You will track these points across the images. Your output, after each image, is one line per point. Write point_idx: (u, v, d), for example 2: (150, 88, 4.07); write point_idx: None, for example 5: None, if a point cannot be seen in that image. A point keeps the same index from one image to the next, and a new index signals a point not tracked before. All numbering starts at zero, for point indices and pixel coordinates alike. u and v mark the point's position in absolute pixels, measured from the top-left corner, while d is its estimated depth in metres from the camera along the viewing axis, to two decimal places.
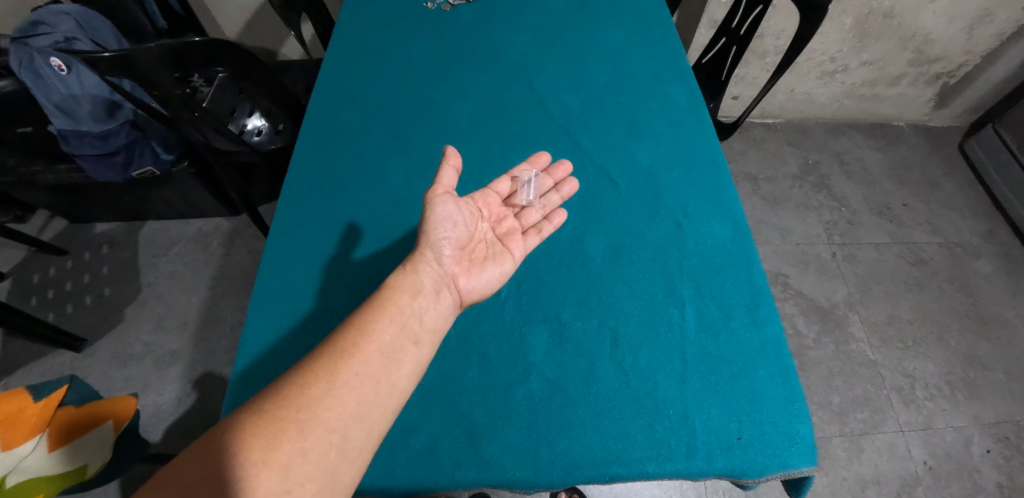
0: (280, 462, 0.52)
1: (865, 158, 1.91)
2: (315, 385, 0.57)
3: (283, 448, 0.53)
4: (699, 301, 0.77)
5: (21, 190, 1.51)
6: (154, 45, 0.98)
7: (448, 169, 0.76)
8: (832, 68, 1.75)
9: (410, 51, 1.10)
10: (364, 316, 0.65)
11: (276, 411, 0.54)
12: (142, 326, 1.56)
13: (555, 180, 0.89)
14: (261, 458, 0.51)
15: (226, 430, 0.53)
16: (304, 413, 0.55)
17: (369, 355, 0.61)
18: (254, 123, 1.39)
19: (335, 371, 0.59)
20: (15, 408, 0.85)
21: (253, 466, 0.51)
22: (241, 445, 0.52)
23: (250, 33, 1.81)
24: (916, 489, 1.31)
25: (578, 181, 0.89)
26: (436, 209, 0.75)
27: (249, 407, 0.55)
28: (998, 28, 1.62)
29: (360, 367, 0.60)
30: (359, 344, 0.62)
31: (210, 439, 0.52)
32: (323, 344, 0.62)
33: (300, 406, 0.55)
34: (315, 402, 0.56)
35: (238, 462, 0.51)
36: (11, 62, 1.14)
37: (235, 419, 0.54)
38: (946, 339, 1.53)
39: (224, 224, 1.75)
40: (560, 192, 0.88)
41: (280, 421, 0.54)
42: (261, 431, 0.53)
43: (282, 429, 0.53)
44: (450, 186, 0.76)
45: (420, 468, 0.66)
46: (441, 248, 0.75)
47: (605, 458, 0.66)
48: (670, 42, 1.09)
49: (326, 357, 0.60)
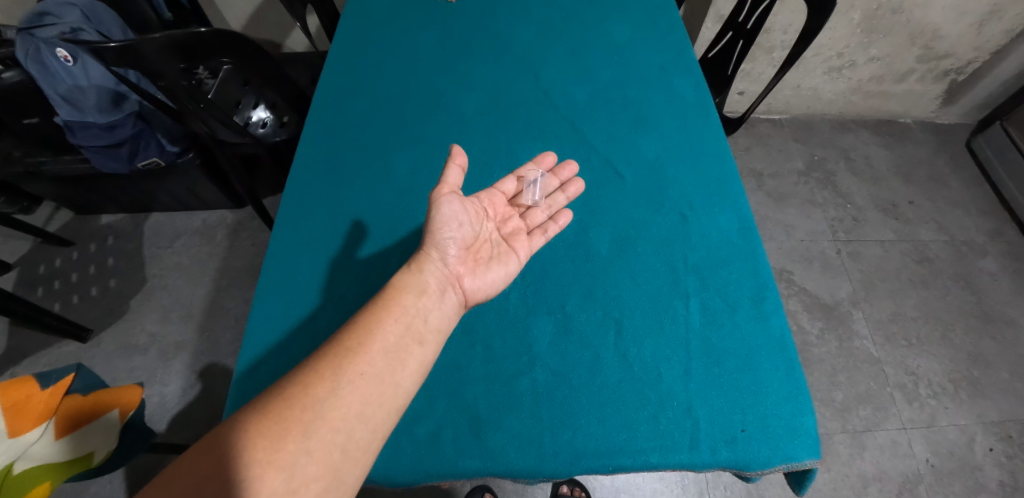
0: (283, 463, 0.52)
1: (871, 154, 1.90)
2: (319, 385, 0.57)
3: (288, 448, 0.53)
4: (704, 294, 0.77)
5: (28, 181, 1.52)
6: (160, 35, 0.97)
7: (454, 168, 0.75)
8: (839, 64, 1.74)
9: (416, 43, 1.10)
10: (368, 315, 0.65)
11: (281, 411, 0.55)
12: (147, 317, 1.57)
13: (561, 180, 0.88)
14: (265, 458, 0.52)
15: (232, 429, 0.53)
16: (309, 413, 0.55)
17: (373, 355, 0.61)
18: (259, 115, 1.41)
19: (340, 370, 0.59)
20: (21, 395, 0.86)
21: (258, 466, 0.51)
22: (246, 445, 0.52)
23: (255, 25, 1.81)
24: (919, 487, 1.31)
25: (583, 181, 0.89)
26: (441, 208, 0.74)
27: (255, 406, 0.55)
28: (1008, 25, 1.61)
29: (365, 367, 0.60)
30: (363, 345, 0.62)
31: (216, 437, 0.53)
32: (328, 343, 0.62)
33: (304, 406, 0.55)
34: (320, 402, 0.56)
35: (243, 461, 0.51)
36: (17, 52, 1.14)
37: (241, 419, 0.54)
38: (950, 338, 1.52)
39: (229, 216, 1.75)
40: (566, 192, 0.87)
41: (285, 421, 0.54)
42: (267, 431, 0.53)
43: (286, 430, 0.54)
44: (456, 185, 0.76)
45: (424, 456, 0.66)
46: (446, 248, 0.75)
47: (607, 449, 0.66)
48: (677, 35, 1.08)
49: (332, 356, 0.60)
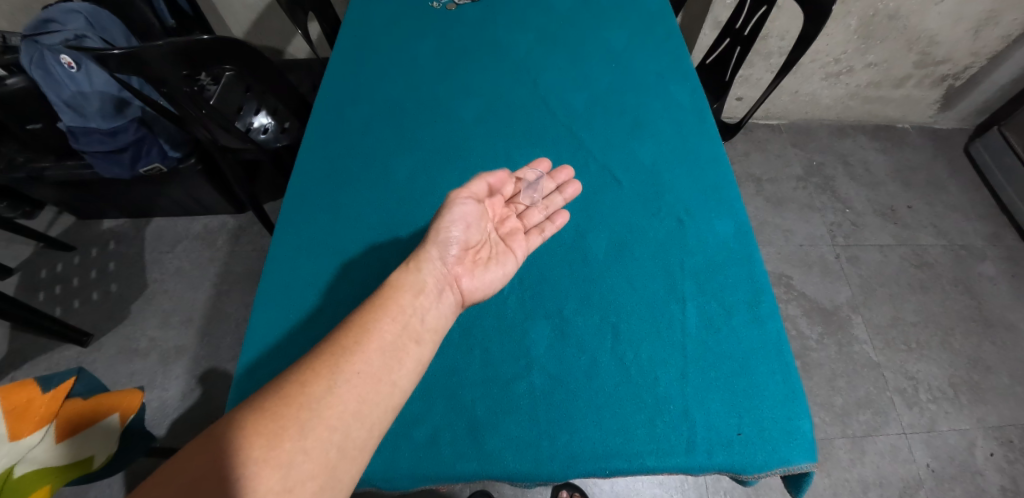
0: (280, 461, 0.52)
1: (869, 159, 1.91)
2: (317, 383, 0.58)
3: (284, 446, 0.53)
4: (700, 298, 0.77)
5: (30, 186, 1.53)
6: (162, 42, 0.99)
7: (480, 181, 0.80)
8: (837, 69, 1.75)
9: (416, 50, 1.11)
10: (366, 314, 0.65)
11: (278, 409, 0.55)
12: (147, 322, 1.58)
13: (558, 183, 0.89)
14: (261, 456, 0.52)
15: (227, 427, 0.53)
16: (305, 411, 0.56)
17: (370, 354, 0.62)
18: (260, 121, 1.42)
19: (336, 369, 0.59)
20: (25, 398, 0.88)
21: (255, 464, 0.52)
22: (243, 443, 0.53)
23: (258, 32, 1.83)
24: (919, 491, 1.31)
25: (580, 183, 0.90)
26: (453, 209, 0.77)
27: (252, 403, 0.55)
28: (1005, 31, 1.62)
29: (362, 366, 0.60)
30: (360, 344, 0.62)
31: (213, 434, 0.53)
32: (325, 341, 0.62)
33: (301, 404, 0.56)
34: (316, 400, 0.57)
35: (238, 459, 0.52)
36: (22, 58, 1.16)
37: (236, 418, 0.54)
38: (950, 342, 1.52)
39: (230, 221, 1.76)
40: (563, 193, 0.88)
41: (281, 420, 0.54)
42: (262, 428, 0.54)
43: (283, 429, 0.54)
44: (475, 193, 0.80)
45: (422, 459, 0.66)
46: (447, 246, 0.76)
47: (604, 452, 0.67)
48: (674, 42, 1.09)
49: (329, 354, 0.60)
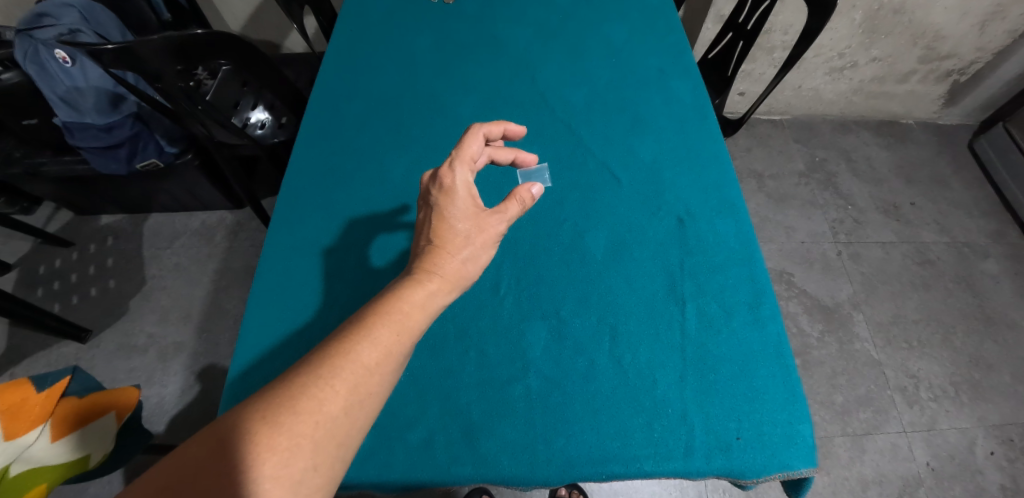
0: (292, 478, 0.48)
1: (872, 156, 1.89)
2: (332, 400, 0.51)
3: (298, 465, 0.48)
4: (699, 299, 0.76)
5: (27, 182, 1.52)
6: (157, 37, 0.97)
7: (513, 204, 0.69)
8: (840, 64, 1.73)
9: (412, 45, 1.10)
10: (385, 327, 0.56)
11: (292, 425, 0.49)
12: (146, 318, 1.57)
13: (525, 198, 0.70)
14: (273, 474, 0.47)
15: (241, 439, 0.47)
16: (321, 431, 0.50)
17: (386, 373, 0.55)
18: (257, 116, 1.40)
19: (355, 387, 0.52)
20: (18, 398, 0.86)
21: (266, 481, 0.46)
22: (256, 459, 0.47)
23: (254, 26, 1.82)
24: (919, 490, 1.31)
25: (537, 196, 0.71)
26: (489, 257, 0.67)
27: (264, 415, 0.49)
28: (1012, 25, 1.59)
29: (379, 387, 0.54)
30: (382, 364, 0.55)
31: (226, 445, 0.47)
32: (337, 349, 0.53)
33: (317, 422, 0.50)
34: (332, 419, 0.50)
35: (250, 476, 0.46)
36: (17, 54, 1.15)
37: (249, 428, 0.48)
38: (951, 340, 1.51)
39: (228, 217, 1.75)
40: (521, 200, 0.70)
41: (297, 436, 0.48)
42: (276, 445, 0.48)
43: (298, 444, 0.48)
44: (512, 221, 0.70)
45: (417, 463, 0.66)
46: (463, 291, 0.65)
47: (601, 456, 0.66)
48: (676, 36, 1.08)
49: (345, 369, 0.52)
